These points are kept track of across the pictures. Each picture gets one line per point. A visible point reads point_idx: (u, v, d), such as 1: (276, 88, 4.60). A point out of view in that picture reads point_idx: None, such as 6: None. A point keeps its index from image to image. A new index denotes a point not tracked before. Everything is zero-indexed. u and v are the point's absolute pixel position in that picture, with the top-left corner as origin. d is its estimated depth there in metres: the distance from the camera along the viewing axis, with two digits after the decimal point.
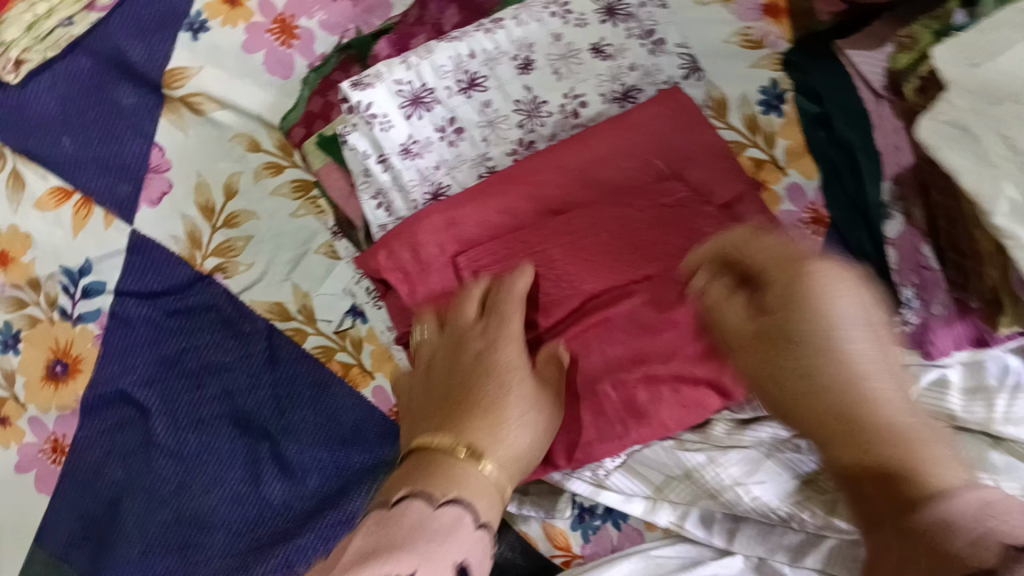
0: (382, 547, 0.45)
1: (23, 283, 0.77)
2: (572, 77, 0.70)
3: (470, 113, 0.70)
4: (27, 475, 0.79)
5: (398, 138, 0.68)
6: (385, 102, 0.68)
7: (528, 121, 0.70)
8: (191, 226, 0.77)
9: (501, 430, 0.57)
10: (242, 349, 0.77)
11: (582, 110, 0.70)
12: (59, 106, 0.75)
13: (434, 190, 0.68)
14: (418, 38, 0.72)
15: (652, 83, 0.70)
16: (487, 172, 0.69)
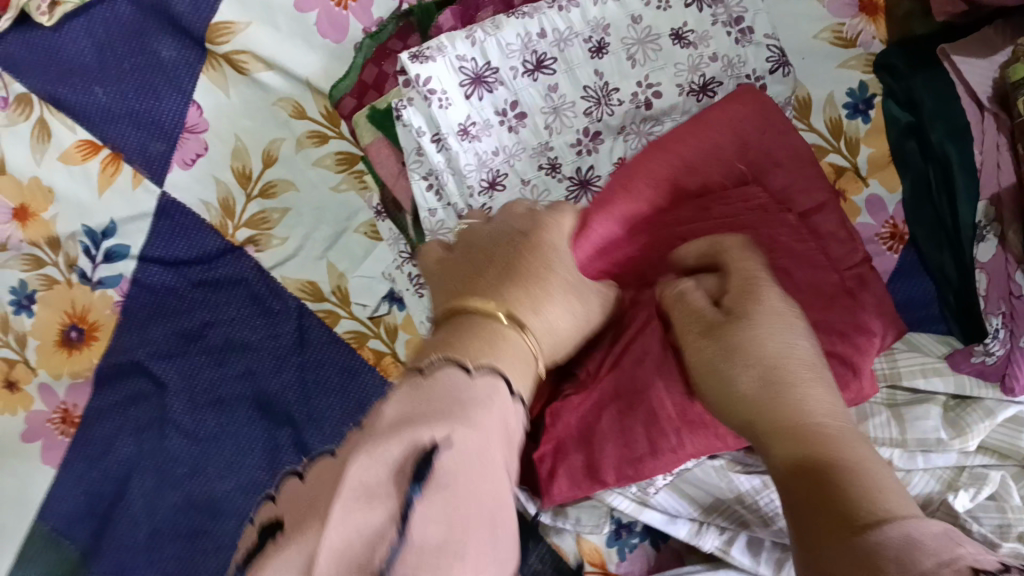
0: (419, 410, 0.30)
1: (42, 241, 0.72)
2: (649, 64, 0.62)
3: (534, 96, 0.63)
4: (33, 445, 0.74)
5: (455, 119, 0.61)
6: (442, 77, 0.61)
7: (596, 109, 0.63)
8: (225, 193, 0.72)
9: (543, 303, 0.45)
10: (271, 329, 0.73)
11: (656, 102, 0.62)
12: (93, 52, 0.69)
13: (490, 179, 0.63)
14: (485, 10, 0.65)
15: (735, 77, 0.62)
16: (548, 163, 0.63)
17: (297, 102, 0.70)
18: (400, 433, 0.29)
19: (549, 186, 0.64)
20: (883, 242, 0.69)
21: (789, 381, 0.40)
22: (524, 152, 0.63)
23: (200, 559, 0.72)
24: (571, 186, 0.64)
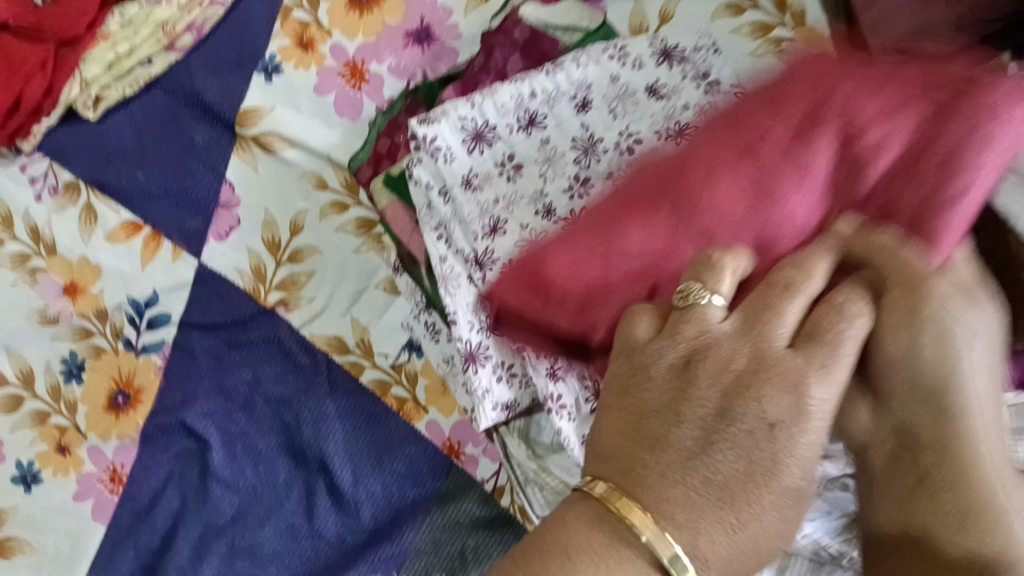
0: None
1: (91, 314, 0.79)
2: (628, 116, 0.70)
3: (528, 149, 0.70)
4: (84, 504, 0.80)
5: (460, 172, 0.70)
6: (449, 137, 0.70)
7: (585, 157, 0.69)
8: (257, 261, 0.79)
9: (718, 499, 0.37)
10: (301, 382, 0.79)
11: (636, 147, 0.69)
12: (133, 138, 0.78)
13: (492, 225, 0.69)
14: (484, 83, 0.72)
15: None
16: (543, 209, 0.67)
17: (319, 175, 0.77)
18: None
19: (546, 231, 0.69)
20: None
21: (951, 409, 0.37)
22: (522, 200, 0.69)
23: None
24: (566, 229, 0.69)
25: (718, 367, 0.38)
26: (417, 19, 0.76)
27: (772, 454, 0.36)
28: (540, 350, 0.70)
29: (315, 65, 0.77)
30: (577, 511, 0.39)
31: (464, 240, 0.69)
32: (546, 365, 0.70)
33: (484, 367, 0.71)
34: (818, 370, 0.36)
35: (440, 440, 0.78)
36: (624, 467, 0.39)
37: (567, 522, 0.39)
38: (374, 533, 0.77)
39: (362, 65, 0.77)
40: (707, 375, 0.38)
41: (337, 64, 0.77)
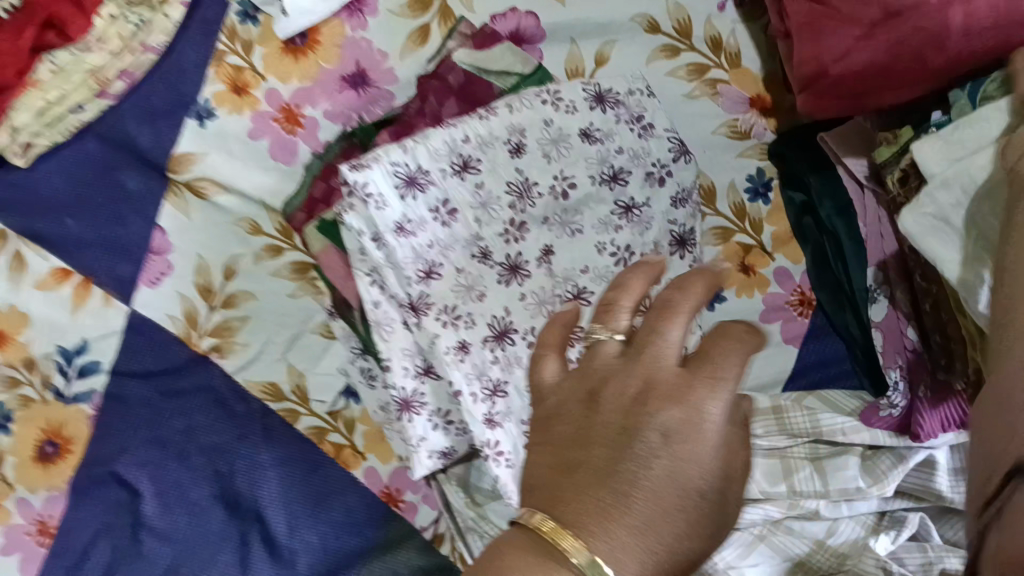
0: None
1: (19, 363, 0.77)
2: (562, 160, 0.71)
3: (464, 195, 0.69)
4: (11, 558, 0.77)
5: (392, 218, 0.67)
6: (380, 183, 0.66)
7: (520, 203, 0.70)
8: (190, 306, 0.78)
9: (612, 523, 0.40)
10: (236, 429, 0.77)
11: (571, 192, 0.71)
12: (67, 189, 0.76)
13: (427, 269, 0.68)
14: (418, 129, 0.73)
15: (640, 166, 0.72)
16: (480, 253, 0.70)
17: (253, 220, 0.77)
18: None
19: (484, 276, 0.70)
20: (794, 309, 0.77)
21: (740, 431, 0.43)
22: (457, 245, 0.69)
23: None
24: (502, 273, 0.70)
25: (616, 394, 0.43)
26: (350, 64, 0.77)
27: (674, 463, 0.41)
28: (476, 398, 0.68)
29: (249, 110, 0.76)
30: (512, 543, 0.41)
31: (399, 285, 0.68)
32: (483, 411, 0.68)
33: (421, 414, 0.70)
34: (696, 386, 0.42)
35: (378, 487, 0.78)
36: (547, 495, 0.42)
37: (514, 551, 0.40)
38: None
39: (297, 110, 0.77)
40: (610, 400, 0.43)
41: (271, 108, 0.76)
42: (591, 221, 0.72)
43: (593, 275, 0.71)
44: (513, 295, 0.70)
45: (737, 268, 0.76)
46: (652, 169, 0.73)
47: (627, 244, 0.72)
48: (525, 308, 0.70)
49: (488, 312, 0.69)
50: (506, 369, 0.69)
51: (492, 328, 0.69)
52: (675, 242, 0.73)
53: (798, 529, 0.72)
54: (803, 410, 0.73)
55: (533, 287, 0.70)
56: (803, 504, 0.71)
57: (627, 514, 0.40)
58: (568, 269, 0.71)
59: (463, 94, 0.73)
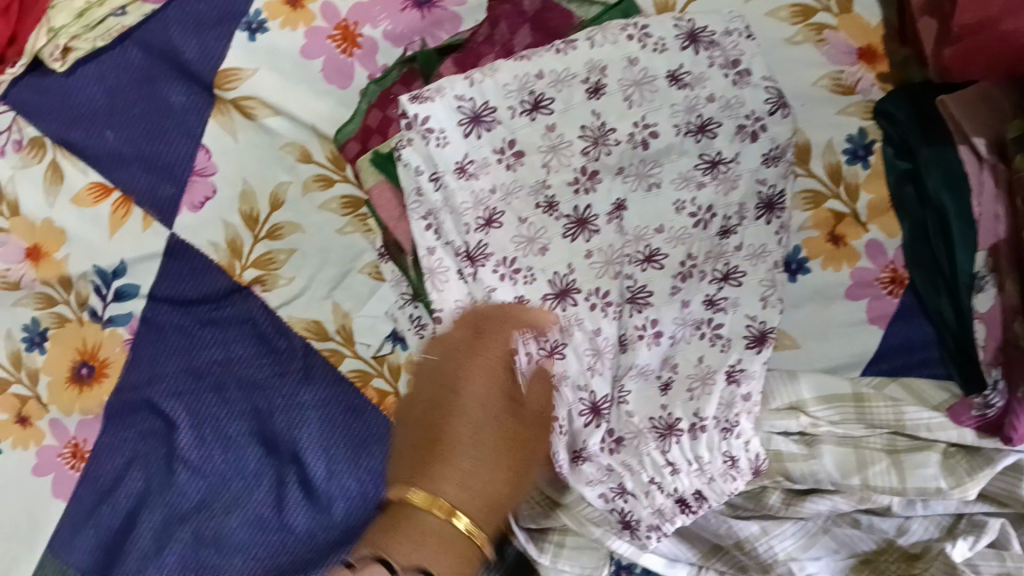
0: None
1: (54, 281, 0.73)
2: (645, 105, 0.63)
3: (532, 137, 0.62)
4: (44, 479, 0.75)
5: (452, 157, 0.62)
6: (442, 115, 0.62)
7: (594, 148, 0.62)
8: (233, 234, 0.73)
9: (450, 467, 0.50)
10: (277, 366, 0.74)
11: (652, 142, 0.63)
12: (105, 97, 0.72)
13: (487, 217, 0.62)
14: (486, 58, 0.66)
15: (732, 117, 0.63)
16: (545, 202, 0.62)
17: (303, 146, 0.71)
18: None
19: (546, 229, 0.62)
20: (882, 287, 0.68)
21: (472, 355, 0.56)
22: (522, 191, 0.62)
23: None
24: (568, 227, 0.62)
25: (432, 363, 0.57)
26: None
27: (453, 403, 0.53)
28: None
29: (303, 26, 0.70)
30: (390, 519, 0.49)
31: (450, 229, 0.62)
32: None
33: None
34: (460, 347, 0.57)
35: None
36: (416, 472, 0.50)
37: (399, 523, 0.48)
38: (345, 533, 0.73)
39: (355, 29, 0.70)
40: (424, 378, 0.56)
41: (328, 25, 0.70)
42: (672, 174, 0.63)
43: (670, 236, 0.63)
44: (574, 251, 0.62)
45: (824, 237, 0.69)
46: (745, 121, 0.63)
47: (710, 203, 0.63)
48: (592, 268, 0.62)
49: (551, 269, 0.62)
50: (566, 331, 0.61)
51: (553, 286, 0.62)
52: (763, 206, 0.64)
53: (864, 523, 0.67)
54: (887, 400, 0.66)
55: (601, 246, 0.62)
56: (875, 498, 0.65)
57: (454, 460, 0.50)
58: (643, 228, 0.63)
59: (537, 22, 0.67)
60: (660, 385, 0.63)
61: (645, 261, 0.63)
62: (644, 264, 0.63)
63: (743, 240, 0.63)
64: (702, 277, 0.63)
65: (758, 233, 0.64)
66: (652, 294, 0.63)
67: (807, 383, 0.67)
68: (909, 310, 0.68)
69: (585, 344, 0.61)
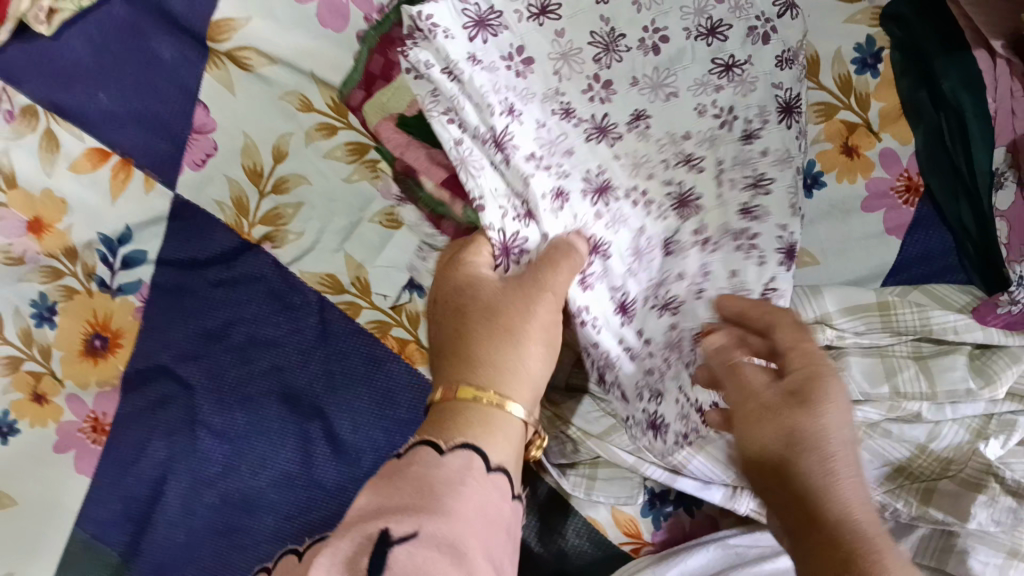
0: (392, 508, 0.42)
1: (59, 253, 0.72)
2: (653, 7, 0.57)
3: (541, 43, 0.55)
4: (65, 455, 0.74)
5: (463, 50, 0.51)
6: (448, 16, 0.51)
7: (606, 56, 0.56)
8: (238, 191, 0.72)
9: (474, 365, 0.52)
10: (294, 323, 0.73)
11: (665, 47, 0.57)
12: (92, 55, 0.69)
13: (509, 109, 0.53)
14: None
15: (743, 19, 0.59)
16: (562, 109, 0.56)
17: (303, 94, 0.70)
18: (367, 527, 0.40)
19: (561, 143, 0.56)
20: (899, 196, 0.69)
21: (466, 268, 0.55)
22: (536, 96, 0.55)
23: (241, 553, 0.72)
24: (585, 138, 0.57)
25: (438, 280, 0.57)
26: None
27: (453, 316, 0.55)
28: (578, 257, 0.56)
29: None
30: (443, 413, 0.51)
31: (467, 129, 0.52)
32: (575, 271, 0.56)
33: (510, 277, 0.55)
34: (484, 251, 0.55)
35: None
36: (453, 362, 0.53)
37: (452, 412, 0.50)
38: None
39: None
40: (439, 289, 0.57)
41: None
42: (687, 81, 0.59)
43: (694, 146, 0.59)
44: (603, 155, 0.58)
45: (839, 149, 0.69)
46: (755, 22, 0.59)
47: (732, 105, 0.60)
48: (619, 169, 0.58)
49: (578, 177, 0.57)
50: (608, 228, 0.58)
51: (584, 186, 0.57)
52: (782, 110, 0.60)
53: (896, 432, 0.67)
54: (911, 306, 0.66)
55: (629, 153, 0.58)
56: (903, 405, 0.65)
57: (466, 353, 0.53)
58: (669, 140, 0.59)
59: None
60: (686, 300, 0.60)
61: (672, 177, 0.60)
62: (674, 173, 0.60)
63: (768, 145, 0.60)
64: (735, 184, 0.60)
65: (781, 137, 0.60)
66: (683, 202, 0.60)
67: (830, 297, 0.67)
68: (922, 216, 0.69)
69: (625, 243, 0.59)
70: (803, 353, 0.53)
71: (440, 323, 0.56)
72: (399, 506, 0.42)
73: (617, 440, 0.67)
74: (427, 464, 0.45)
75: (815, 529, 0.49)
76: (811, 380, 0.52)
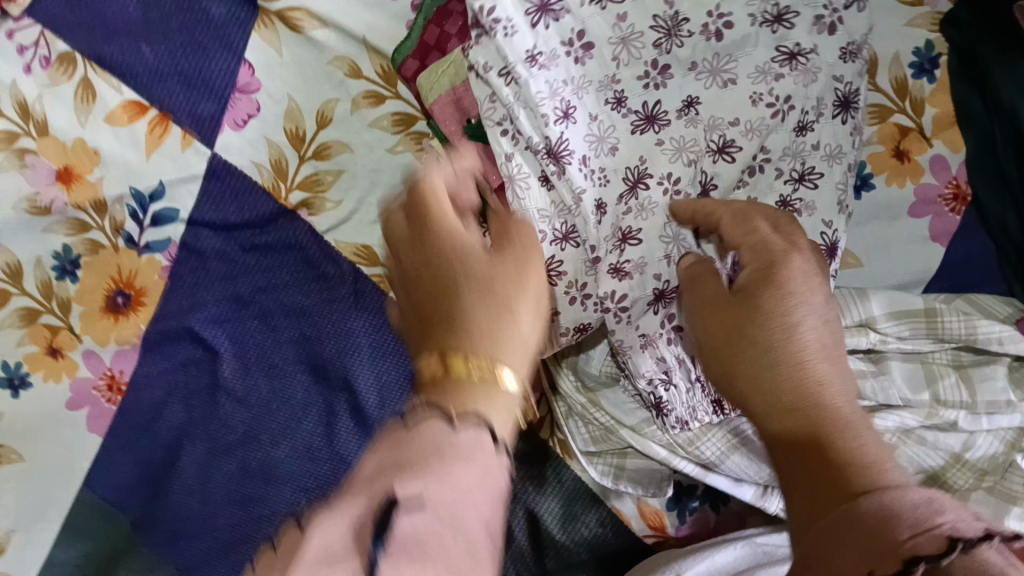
0: (402, 462, 0.36)
1: (88, 205, 0.70)
2: None
3: (602, 27, 0.59)
4: (79, 413, 0.72)
5: (523, 47, 0.57)
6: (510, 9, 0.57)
7: (667, 40, 0.60)
8: (278, 154, 0.70)
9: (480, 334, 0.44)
10: (326, 293, 0.71)
11: (727, 31, 0.60)
12: (137, 7, 0.67)
13: (563, 109, 0.58)
14: None
15: (809, 5, 0.60)
16: (613, 97, 0.60)
17: (352, 61, 0.68)
18: (373, 486, 0.35)
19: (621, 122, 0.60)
20: (945, 203, 0.69)
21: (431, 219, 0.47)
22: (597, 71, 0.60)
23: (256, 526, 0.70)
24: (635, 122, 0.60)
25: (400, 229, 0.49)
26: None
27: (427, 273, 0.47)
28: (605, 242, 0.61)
29: None
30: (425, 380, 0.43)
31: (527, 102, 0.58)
32: (610, 261, 0.60)
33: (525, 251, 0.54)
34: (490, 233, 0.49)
35: None
36: (438, 325, 0.45)
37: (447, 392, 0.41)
38: None
39: None
40: (411, 246, 0.48)
41: None
42: (749, 68, 0.60)
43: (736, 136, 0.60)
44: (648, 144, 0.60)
45: (890, 153, 0.68)
46: (822, 10, 0.60)
47: (789, 95, 0.60)
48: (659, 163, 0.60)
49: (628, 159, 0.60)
50: (639, 218, 0.60)
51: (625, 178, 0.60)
52: (840, 103, 0.61)
53: (930, 440, 0.66)
54: (958, 314, 0.65)
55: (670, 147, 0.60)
56: (941, 414, 0.65)
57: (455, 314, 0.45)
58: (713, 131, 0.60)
59: None
60: None
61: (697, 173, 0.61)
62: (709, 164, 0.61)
63: (820, 138, 0.61)
64: (776, 175, 0.62)
65: (834, 132, 0.62)
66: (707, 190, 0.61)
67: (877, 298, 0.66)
68: (968, 228, 0.68)
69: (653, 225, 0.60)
70: (756, 250, 0.52)
71: (416, 274, 0.47)
72: (401, 463, 0.36)
73: (651, 432, 0.66)
74: (439, 434, 0.38)
75: (788, 418, 0.49)
76: (770, 271, 0.51)
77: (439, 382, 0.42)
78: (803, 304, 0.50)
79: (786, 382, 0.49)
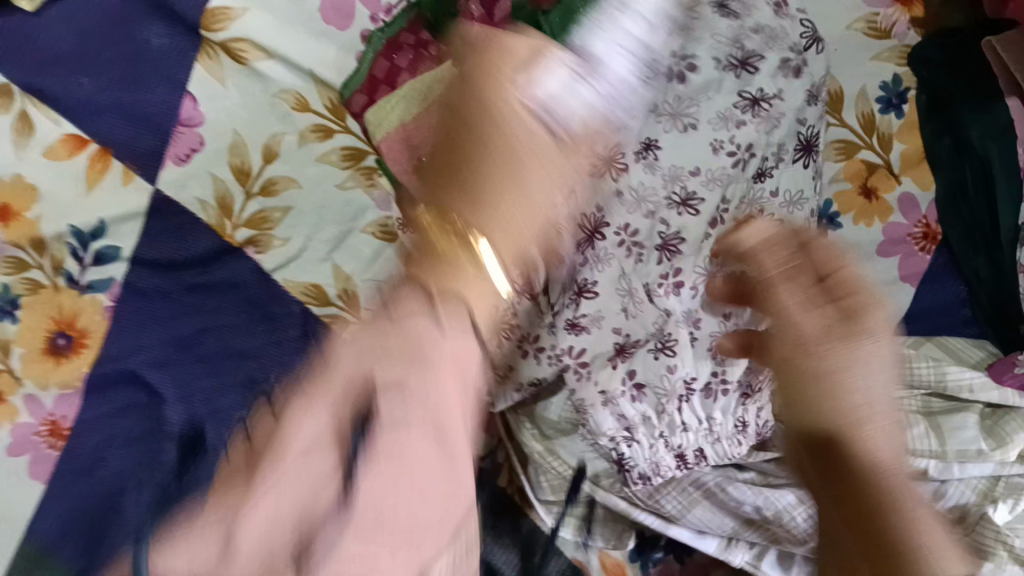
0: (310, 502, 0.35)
1: (26, 243, 0.67)
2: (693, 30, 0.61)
3: None
4: (20, 459, 0.69)
5: None
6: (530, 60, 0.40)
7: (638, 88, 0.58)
8: (223, 190, 0.67)
9: (503, 202, 0.39)
10: (274, 334, 0.68)
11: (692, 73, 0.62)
12: (74, 38, 0.64)
13: None
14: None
15: (776, 48, 0.63)
16: None
17: (300, 94, 0.67)
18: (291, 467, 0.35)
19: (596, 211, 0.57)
20: (916, 244, 0.69)
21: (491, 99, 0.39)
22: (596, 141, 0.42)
23: None
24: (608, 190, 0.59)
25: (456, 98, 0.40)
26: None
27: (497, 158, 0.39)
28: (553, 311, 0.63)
29: None
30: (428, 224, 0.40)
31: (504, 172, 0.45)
32: (568, 316, 0.61)
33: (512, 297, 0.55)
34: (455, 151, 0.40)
35: None
36: (450, 174, 0.40)
37: (408, 287, 0.39)
38: None
39: None
40: (461, 96, 0.40)
41: None
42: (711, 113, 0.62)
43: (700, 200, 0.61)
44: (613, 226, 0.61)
45: (857, 191, 0.69)
46: (789, 54, 0.64)
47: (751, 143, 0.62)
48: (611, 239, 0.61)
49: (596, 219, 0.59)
50: (594, 269, 0.61)
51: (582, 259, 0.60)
52: (801, 148, 0.65)
53: None
54: (927, 362, 0.67)
55: (634, 209, 0.61)
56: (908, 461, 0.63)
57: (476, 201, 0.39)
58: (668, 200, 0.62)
59: None
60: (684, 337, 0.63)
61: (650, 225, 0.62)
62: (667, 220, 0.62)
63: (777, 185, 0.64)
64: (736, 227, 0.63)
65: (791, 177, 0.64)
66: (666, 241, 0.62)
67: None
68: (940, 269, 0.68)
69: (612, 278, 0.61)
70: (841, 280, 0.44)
71: (446, 122, 0.41)
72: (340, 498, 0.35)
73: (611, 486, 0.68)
74: (394, 436, 0.36)
75: (838, 479, 0.44)
76: (861, 306, 0.44)
77: (429, 250, 0.39)
78: (882, 351, 0.43)
79: (852, 413, 0.43)
